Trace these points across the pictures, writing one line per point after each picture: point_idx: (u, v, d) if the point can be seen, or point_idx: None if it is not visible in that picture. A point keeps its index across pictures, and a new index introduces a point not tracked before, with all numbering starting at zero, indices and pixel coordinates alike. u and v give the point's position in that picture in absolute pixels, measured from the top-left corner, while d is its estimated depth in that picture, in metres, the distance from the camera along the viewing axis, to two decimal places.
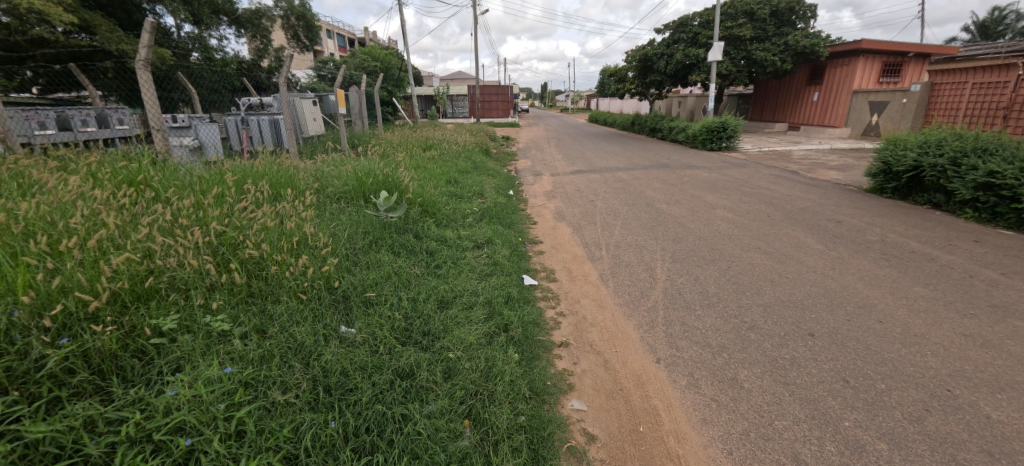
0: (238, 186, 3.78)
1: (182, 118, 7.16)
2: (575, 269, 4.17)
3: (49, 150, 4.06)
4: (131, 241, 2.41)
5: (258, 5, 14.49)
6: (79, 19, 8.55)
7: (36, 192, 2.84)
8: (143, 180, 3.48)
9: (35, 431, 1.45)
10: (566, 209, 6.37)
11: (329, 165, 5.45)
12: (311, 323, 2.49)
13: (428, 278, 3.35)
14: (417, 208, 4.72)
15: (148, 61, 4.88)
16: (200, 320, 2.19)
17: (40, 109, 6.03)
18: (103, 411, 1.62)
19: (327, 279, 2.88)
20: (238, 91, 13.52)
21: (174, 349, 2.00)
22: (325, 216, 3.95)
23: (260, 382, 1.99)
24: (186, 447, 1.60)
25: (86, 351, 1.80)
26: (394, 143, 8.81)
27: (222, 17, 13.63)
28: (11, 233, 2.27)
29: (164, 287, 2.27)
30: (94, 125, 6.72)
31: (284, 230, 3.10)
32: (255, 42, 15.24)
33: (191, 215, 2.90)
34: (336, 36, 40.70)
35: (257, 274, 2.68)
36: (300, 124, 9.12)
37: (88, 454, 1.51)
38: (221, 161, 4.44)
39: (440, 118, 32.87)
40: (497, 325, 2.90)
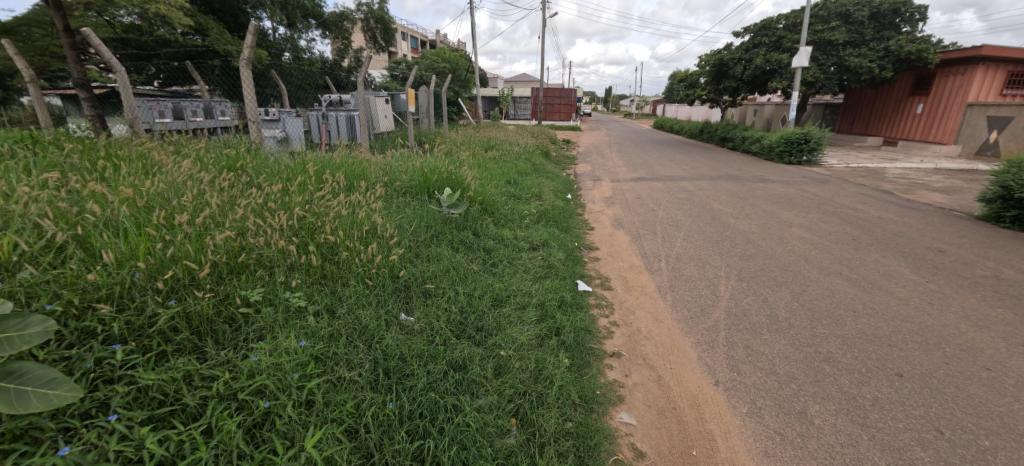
0: (318, 176, 4.11)
1: (273, 112, 7.85)
2: (632, 279, 4.06)
3: (165, 136, 4.64)
4: (229, 220, 2.69)
5: (342, 9, 15.69)
6: (196, 23, 9.66)
7: (156, 172, 3.25)
8: (240, 166, 3.90)
9: (147, 378, 1.68)
10: (625, 217, 6.23)
11: (397, 161, 5.70)
12: (375, 308, 2.64)
13: (484, 275, 3.43)
14: (477, 206, 4.84)
15: (252, 61, 5.43)
16: (281, 294, 2.41)
17: (160, 100, 6.81)
18: (199, 367, 1.83)
19: (392, 267, 3.05)
20: (321, 89, 14.61)
21: (258, 320, 2.21)
22: (392, 208, 4.18)
23: (329, 358, 2.14)
24: (264, 409, 1.76)
25: (187, 313, 2.03)
26: (458, 142, 9.07)
27: (311, 20, 14.83)
28: (136, 205, 2.61)
29: (252, 264, 2.51)
30: (201, 115, 7.53)
31: (356, 219, 3.31)
32: (338, 43, 16.34)
33: (278, 200, 3.20)
34: (409, 38, 42.76)
35: (330, 258, 2.88)
36: (373, 120, 9.59)
37: (186, 404, 1.70)
38: (304, 152, 4.82)
39: (503, 119, 33.44)
40: (549, 328, 2.91)
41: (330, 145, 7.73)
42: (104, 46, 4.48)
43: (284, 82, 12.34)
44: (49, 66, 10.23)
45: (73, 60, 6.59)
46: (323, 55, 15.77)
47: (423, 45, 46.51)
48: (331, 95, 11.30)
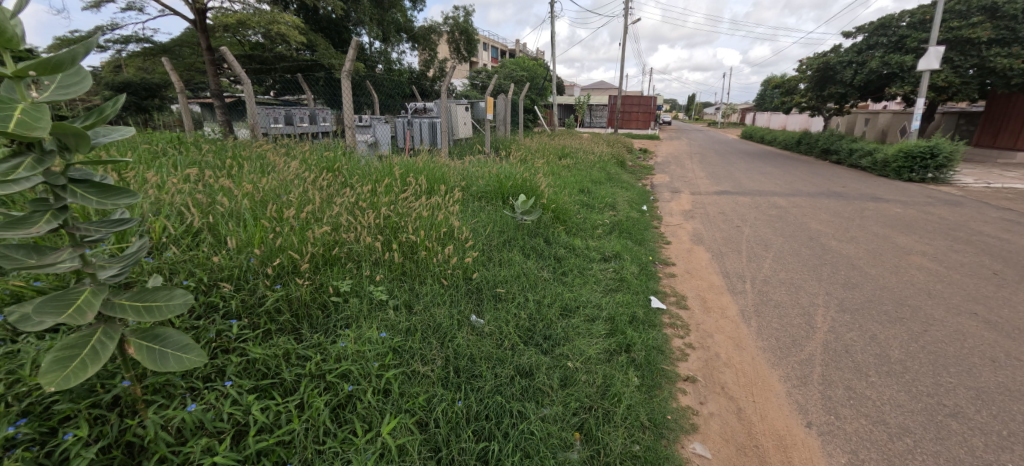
0: (402, 179, 4.37)
1: (366, 118, 8.46)
2: (712, 300, 3.82)
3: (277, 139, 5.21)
4: (326, 215, 2.95)
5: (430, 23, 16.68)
6: (308, 40, 10.77)
7: (269, 171, 3.67)
8: (337, 167, 4.27)
9: (255, 352, 1.90)
10: (706, 232, 5.88)
11: (475, 166, 5.88)
12: (448, 307, 2.74)
13: (553, 284, 3.42)
14: (550, 213, 4.85)
15: (352, 72, 5.92)
16: (366, 287, 2.59)
17: (275, 108, 7.65)
18: (296, 348, 2.03)
19: (465, 269, 3.15)
20: (408, 97, 15.53)
21: (346, 309, 2.40)
22: (467, 212, 4.33)
23: (405, 350, 2.27)
24: (347, 392, 1.90)
25: (288, 297, 2.27)
26: (533, 149, 9.16)
27: (403, 34, 15.87)
28: (254, 198, 2.97)
29: (343, 257, 2.73)
30: (307, 122, 8.35)
31: (434, 221, 3.47)
32: (425, 54, 17.33)
33: (367, 200, 3.45)
34: (490, 48, 44.03)
35: (410, 257, 3.04)
36: (454, 127, 10.00)
37: (283, 379, 1.89)
38: (391, 156, 5.15)
39: (578, 127, 33.21)
40: (618, 343, 2.83)
41: (414, 150, 8.18)
42: (236, 61, 5.13)
43: (376, 91, 13.30)
44: (190, 79, 11.94)
45: (212, 74, 7.87)
46: (411, 65, 16.77)
47: (503, 54, 47.62)
48: (416, 103, 11.95)
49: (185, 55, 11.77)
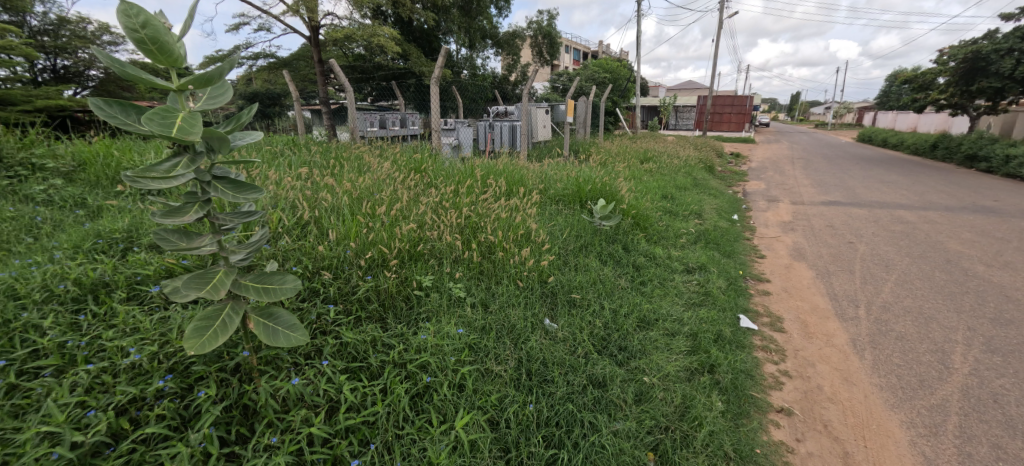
0: (482, 180, 4.49)
1: (450, 122, 8.82)
2: (814, 325, 3.43)
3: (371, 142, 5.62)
4: (412, 213, 3.12)
5: (514, 28, 16.96)
6: (402, 50, 11.52)
7: (365, 171, 3.98)
8: (424, 167, 4.51)
9: (347, 336, 2.06)
10: (810, 248, 5.30)
11: (553, 169, 5.86)
12: (523, 309, 2.75)
13: (631, 293, 3.29)
14: (630, 219, 4.68)
15: (441, 78, 6.21)
16: (446, 284, 2.69)
17: (372, 114, 8.28)
18: (381, 336, 2.17)
19: (541, 272, 3.14)
20: (490, 101, 15.95)
21: (427, 303, 2.52)
22: (545, 215, 4.33)
23: (480, 348, 2.31)
24: (425, 383, 1.98)
25: (378, 288, 2.45)
26: (613, 153, 8.92)
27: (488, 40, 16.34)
28: (352, 196, 3.24)
29: (426, 253, 2.87)
30: (398, 126, 8.92)
31: (512, 222, 3.51)
32: (508, 59, 17.69)
33: (450, 200, 3.59)
34: (571, 50, 43.59)
35: (487, 257, 3.10)
36: (534, 130, 10.08)
37: (370, 364, 2.03)
38: (472, 158, 5.30)
39: (663, 130, 31.78)
40: (700, 363, 2.65)
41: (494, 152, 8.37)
42: (341, 71, 5.62)
43: (461, 96, 13.82)
44: (302, 89, 13.34)
45: (321, 83, 8.76)
46: (494, 70, 17.20)
47: (586, 56, 47.02)
48: (498, 106, 12.22)
49: (299, 67, 13.17)
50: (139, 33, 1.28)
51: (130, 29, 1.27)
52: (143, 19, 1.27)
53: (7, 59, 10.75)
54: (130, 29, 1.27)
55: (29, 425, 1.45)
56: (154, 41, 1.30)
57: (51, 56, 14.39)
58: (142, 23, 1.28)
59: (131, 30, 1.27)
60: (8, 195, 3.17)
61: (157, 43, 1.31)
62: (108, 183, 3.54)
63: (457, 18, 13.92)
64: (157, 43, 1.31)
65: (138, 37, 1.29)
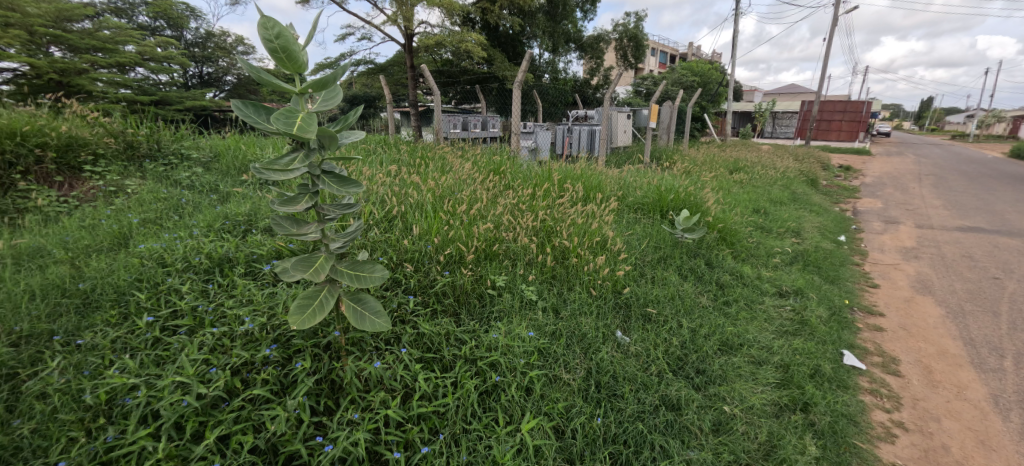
0: (560, 184, 4.48)
1: (529, 125, 8.93)
2: (939, 372, 2.96)
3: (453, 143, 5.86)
4: (490, 214, 3.21)
5: (599, 32, 16.60)
6: (488, 55, 11.85)
7: (447, 170, 4.16)
8: (503, 169, 4.61)
9: (424, 327, 2.17)
10: (936, 280, 4.59)
11: (634, 176, 5.68)
12: (595, 319, 2.70)
13: (714, 313, 3.08)
14: (715, 233, 4.39)
15: (523, 82, 6.30)
16: (519, 285, 2.72)
17: (455, 116, 8.62)
18: (454, 330, 2.26)
19: (615, 282, 3.06)
20: (571, 105, 15.86)
21: (499, 302, 2.57)
22: (623, 223, 4.20)
23: (550, 354, 2.31)
24: (494, 381, 2.03)
25: (453, 284, 2.55)
26: (699, 161, 8.43)
27: (571, 44, 16.26)
28: (435, 193, 3.41)
29: (501, 253, 2.93)
30: (479, 128, 9.20)
31: (588, 229, 3.47)
32: (591, 63, 17.44)
33: (526, 203, 3.64)
34: (659, 52, 41.79)
35: (561, 262, 3.08)
36: (614, 135, 9.82)
37: (443, 356, 2.12)
38: (550, 162, 5.31)
39: (758, 137, 29.36)
40: (791, 399, 2.41)
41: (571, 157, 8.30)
42: (430, 75, 5.93)
43: (541, 99, 13.89)
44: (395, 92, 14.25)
45: (411, 86, 9.28)
46: (576, 74, 17.07)
47: (675, 58, 44.75)
48: (579, 110, 12.08)
49: (393, 72, 14.10)
50: (272, 43, 1.46)
51: (266, 39, 1.45)
52: (277, 30, 1.44)
53: (166, 67, 12.79)
54: (266, 39, 1.45)
55: (167, 373, 1.71)
56: (284, 49, 1.48)
57: (196, 64, 16.86)
58: (276, 34, 1.45)
59: (266, 40, 1.45)
60: (162, 180, 3.78)
61: (286, 51, 1.49)
62: (234, 174, 4.07)
63: (542, 23, 14.01)
64: (286, 51, 1.48)
65: (272, 46, 1.47)
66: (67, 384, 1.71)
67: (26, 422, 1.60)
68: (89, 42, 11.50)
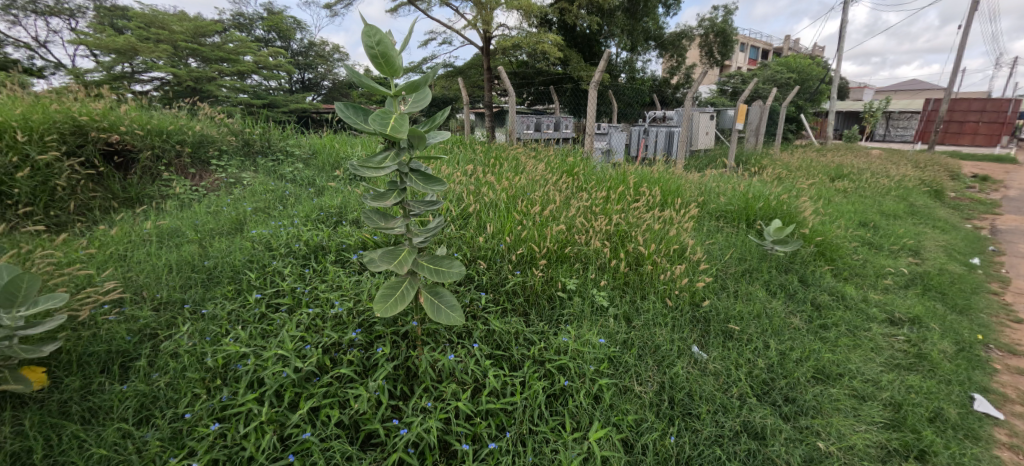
0: (636, 188, 4.33)
1: (604, 126, 8.74)
2: None
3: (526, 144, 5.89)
4: (562, 216, 3.20)
5: (682, 28, 15.68)
6: (564, 56, 11.77)
7: (521, 170, 4.20)
8: (576, 170, 4.55)
9: (494, 325, 2.21)
10: None
11: (717, 181, 5.32)
12: (670, 331, 2.57)
13: (808, 336, 2.79)
14: (812, 247, 3.97)
15: (599, 83, 6.19)
16: (590, 290, 2.67)
17: (529, 117, 8.68)
18: (524, 330, 2.27)
19: (693, 294, 2.88)
20: (649, 106, 15.27)
21: (569, 306, 2.54)
22: (703, 232, 3.96)
23: (621, 363, 2.24)
24: (562, 385, 2.01)
25: (524, 283, 2.58)
26: (793, 167, 7.70)
27: (651, 42, 15.63)
28: (509, 193, 3.46)
29: (572, 256, 2.89)
30: (553, 129, 9.17)
31: (665, 235, 3.31)
32: (672, 61, 16.61)
33: (599, 206, 3.56)
34: (751, 48, 38.67)
35: (635, 268, 2.97)
36: (694, 137, 9.18)
37: (512, 354, 2.15)
38: (625, 164, 5.14)
39: (867, 140, 26.12)
40: (901, 443, 2.12)
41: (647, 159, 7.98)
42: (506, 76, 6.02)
43: (617, 100, 13.53)
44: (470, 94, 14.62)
45: (486, 88, 9.44)
46: (655, 73, 16.40)
47: (768, 54, 41.10)
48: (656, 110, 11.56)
49: (471, 74, 14.54)
50: (373, 49, 1.56)
51: (368, 46, 1.55)
52: (378, 38, 1.54)
53: (275, 74, 14.30)
54: (368, 46, 1.55)
55: (271, 345, 1.91)
56: (384, 55, 1.57)
57: (299, 71, 18.65)
58: (377, 41, 1.55)
59: (369, 48, 1.56)
60: (271, 173, 4.22)
61: (385, 57, 1.58)
62: (329, 169, 4.44)
63: (621, 21, 13.59)
64: (385, 56, 1.57)
65: (373, 52, 1.57)
66: (194, 346, 1.97)
67: (164, 375, 1.88)
68: (216, 53, 13.20)
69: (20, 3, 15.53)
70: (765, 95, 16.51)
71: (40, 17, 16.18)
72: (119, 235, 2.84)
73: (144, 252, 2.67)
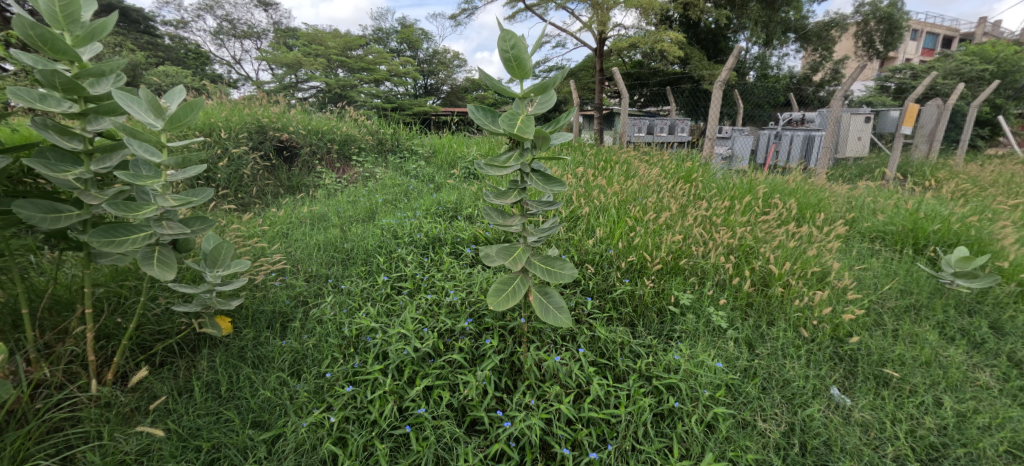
0: (765, 199, 3.90)
1: (726, 130, 8.09)
2: None
3: (637, 147, 5.66)
4: (677, 225, 3.01)
5: (833, 16, 13.68)
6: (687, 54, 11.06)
7: (633, 175, 4.04)
8: (695, 177, 4.25)
9: (599, 332, 2.15)
10: None
11: (872, 196, 4.52)
12: (805, 366, 2.25)
13: (1001, 398, 2.21)
14: (1012, 286, 3.15)
15: (726, 82, 5.71)
16: (706, 307, 2.46)
17: (642, 119, 8.30)
18: (630, 341, 2.17)
19: (836, 327, 2.49)
20: (784, 107, 13.62)
21: (681, 322, 2.37)
22: (851, 255, 3.40)
23: (741, 393, 2.03)
24: (671, 406, 1.88)
25: (633, 293, 2.47)
26: (983, 181, 6.21)
27: (791, 34, 13.93)
28: (620, 198, 3.36)
29: (687, 269, 2.69)
30: (666, 132, 8.65)
31: (803, 255, 2.91)
32: (815, 55, 14.62)
33: (720, 217, 3.28)
34: (927, 37, 32.00)
35: (761, 289, 2.66)
36: (841, 143, 7.91)
37: (616, 364, 2.07)
38: (753, 172, 4.65)
39: None
40: None
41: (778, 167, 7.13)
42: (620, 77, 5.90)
43: (744, 101, 12.29)
44: (581, 96, 14.49)
45: (597, 90, 9.19)
46: (793, 70, 14.60)
47: (953, 43, 33.65)
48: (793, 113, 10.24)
49: (583, 76, 14.46)
50: (507, 53, 1.61)
51: (503, 50, 1.61)
52: (513, 42, 1.59)
53: (405, 80, 15.80)
54: (503, 50, 1.61)
55: (394, 324, 2.11)
56: (516, 59, 1.62)
57: (425, 77, 20.31)
58: (511, 45, 1.60)
59: (503, 51, 1.62)
60: (398, 169, 4.67)
61: (518, 59, 1.63)
62: (447, 167, 4.76)
63: (754, 13, 12.29)
64: (517, 59, 1.62)
65: (507, 55, 1.62)
66: (334, 316, 2.26)
67: (310, 337, 2.18)
68: (360, 64, 15.04)
69: (224, 30, 19.55)
70: (946, 93, 13.56)
71: (237, 40, 20.13)
72: (283, 216, 3.40)
73: (300, 232, 3.14)
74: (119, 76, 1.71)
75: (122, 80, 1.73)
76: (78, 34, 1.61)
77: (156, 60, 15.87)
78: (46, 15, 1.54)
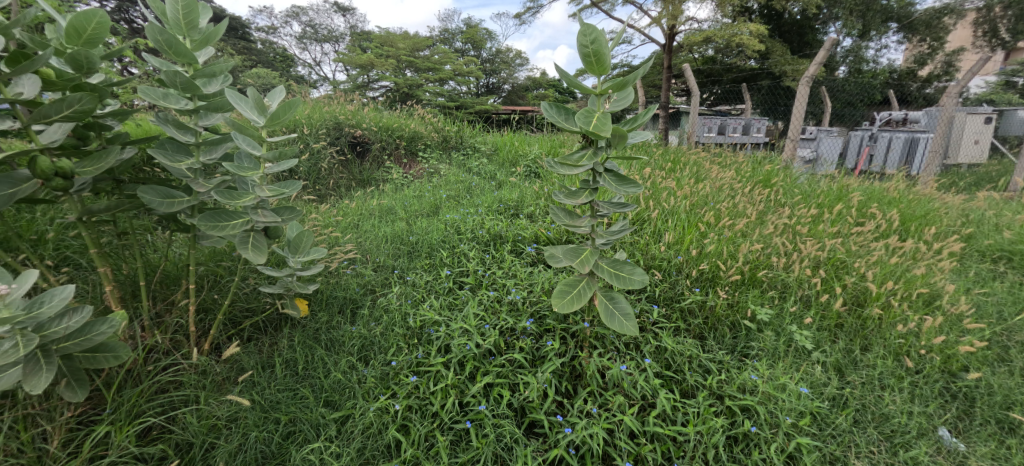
0: (859, 208, 3.52)
1: (812, 130, 7.41)
2: None
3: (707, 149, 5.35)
4: (755, 233, 2.79)
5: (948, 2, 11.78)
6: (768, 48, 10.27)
7: (705, 177, 3.81)
8: (775, 181, 3.93)
9: (667, 342, 2.04)
10: None
11: (991, 209, 3.93)
12: (907, 400, 1.99)
13: None
14: None
15: (814, 78, 5.21)
16: (787, 326, 2.25)
17: (713, 118, 7.83)
18: (701, 355, 2.04)
19: (948, 360, 2.18)
20: (882, 106, 12.25)
21: (759, 339, 2.19)
22: (966, 276, 2.97)
23: (827, 424, 1.84)
24: (747, 431, 1.74)
25: (704, 303, 2.32)
26: None
27: (891, 24, 12.50)
28: (691, 202, 3.17)
29: (766, 281, 2.49)
30: (740, 132, 8.10)
31: (906, 274, 2.58)
32: (921, 47, 13.00)
33: (806, 226, 3.00)
34: None
35: (854, 310, 2.39)
36: (953, 147, 6.96)
37: (685, 379, 1.95)
38: (843, 178, 4.21)
39: None
40: None
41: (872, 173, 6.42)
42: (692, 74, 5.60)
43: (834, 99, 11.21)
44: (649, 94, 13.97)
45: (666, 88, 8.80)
46: (894, 63, 13.07)
47: None
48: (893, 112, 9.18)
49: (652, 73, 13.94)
50: (587, 48, 1.57)
51: (582, 45, 1.57)
52: (594, 36, 1.54)
53: (471, 79, 16.12)
54: (582, 45, 1.56)
55: (457, 319, 2.14)
56: (596, 54, 1.56)
57: (488, 75, 20.61)
58: (592, 39, 1.55)
59: (582, 46, 1.57)
60: (461, 165, 4.77)
61: (598, 55, 1.57)
62: (508, 164, 4.79)
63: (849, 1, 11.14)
64: (597, 54, 1.57)
65: (586, 50, 1.57)
66: (400, 306, 2.34)
67: (377, 325, 2.27)
68: (427, 63, 15.63)
69: (307, 34, 21.13)
70: None
71: (318, 43, 21.64)
72: (355, 207, 3.59)
73: (369, 223, 3.29)
74: (225, 77, 1.87)
75: (227, 80, 1.89)
76: (197, 38, 1.79)
77: (249, 64, 17.46)
78: (173, 21, 1.72)
